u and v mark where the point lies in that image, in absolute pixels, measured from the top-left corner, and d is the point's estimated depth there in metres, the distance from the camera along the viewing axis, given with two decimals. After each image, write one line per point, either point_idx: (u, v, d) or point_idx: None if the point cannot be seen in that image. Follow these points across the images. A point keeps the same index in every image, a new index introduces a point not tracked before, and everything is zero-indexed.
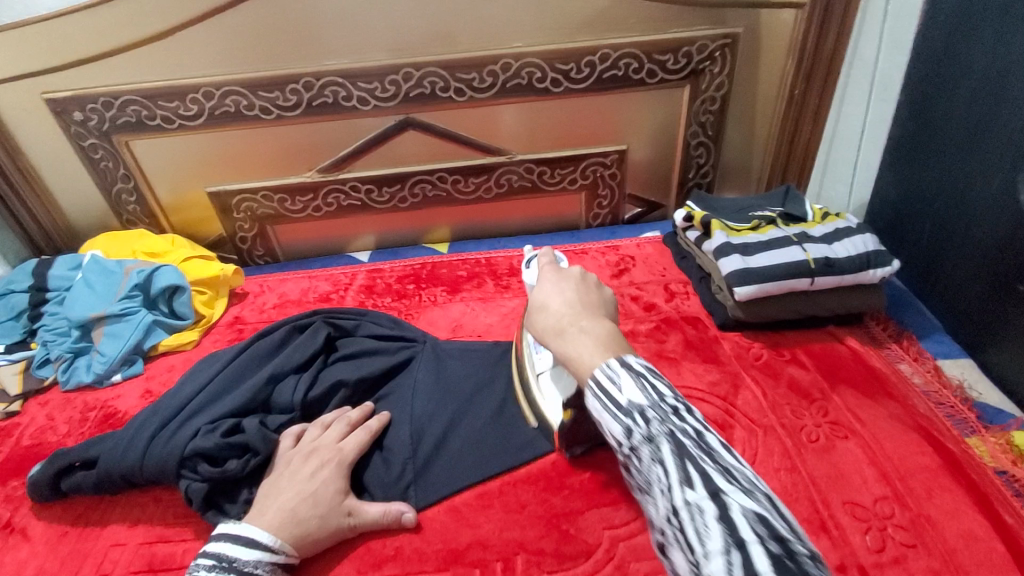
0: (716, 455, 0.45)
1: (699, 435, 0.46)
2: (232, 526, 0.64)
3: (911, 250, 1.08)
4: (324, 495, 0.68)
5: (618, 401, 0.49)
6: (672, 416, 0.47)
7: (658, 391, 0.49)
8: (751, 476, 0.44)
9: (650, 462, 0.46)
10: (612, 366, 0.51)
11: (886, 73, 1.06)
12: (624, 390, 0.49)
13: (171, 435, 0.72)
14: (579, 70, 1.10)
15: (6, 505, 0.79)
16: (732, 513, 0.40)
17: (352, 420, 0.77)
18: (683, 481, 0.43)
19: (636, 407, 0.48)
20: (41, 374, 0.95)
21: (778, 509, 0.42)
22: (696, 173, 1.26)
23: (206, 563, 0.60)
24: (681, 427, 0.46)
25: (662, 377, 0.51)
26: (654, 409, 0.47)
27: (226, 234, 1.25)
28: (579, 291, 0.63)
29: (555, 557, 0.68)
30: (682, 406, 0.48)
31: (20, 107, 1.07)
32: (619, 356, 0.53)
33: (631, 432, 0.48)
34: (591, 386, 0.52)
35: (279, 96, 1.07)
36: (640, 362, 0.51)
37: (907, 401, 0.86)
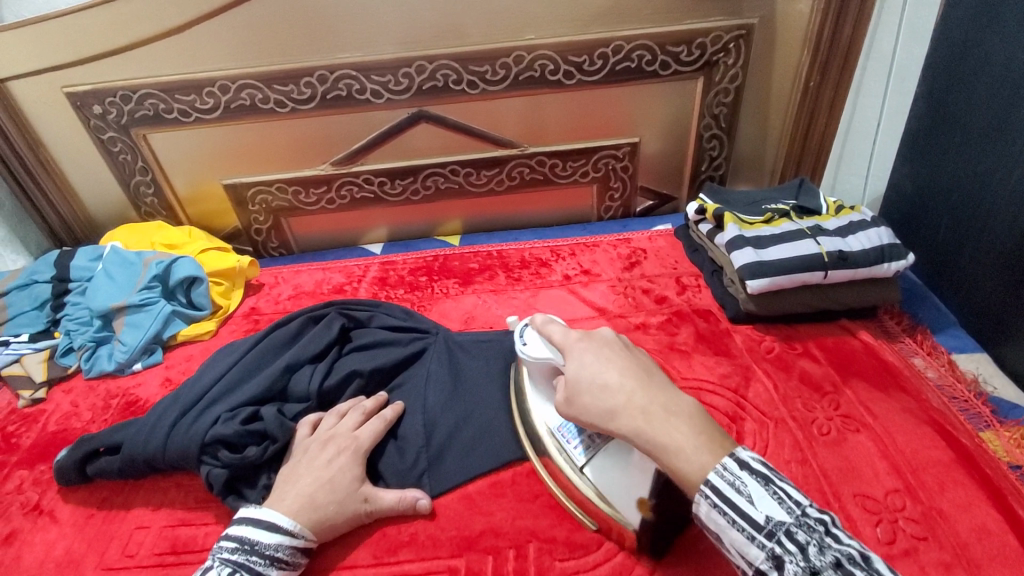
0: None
1: (857, 557, 0.47)
2: (253, 510, 0.65)
3: (927, 243, 1.07)
4: (342, 482, 0.70)
5: (754, 519, 0.50)
6: (823, 534, 0.49)
7: (793, 504, 0.50)
8: None
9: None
10: (730, 470, 0.52)
11: (903, 62, 1.07)
12: (756, 503, 0.50)
13: (192, 422, 0.74)
14: (592, 62, 1.10)
15: (34, 489, 0.81)
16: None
17: (367, 408, 0.78)
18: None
19: (777, 525, 0.50)
20: (64, 362, 0.98)
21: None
22: (709, 165, 1.26)
23: (229, 546, 0.62)
24: (843, 552, 0.47)
25: (789, 485, 0.52)
26: (801, 529, 0.49)
27: (242, 226, 1.27)
28: (625, 356, 0.64)
29: (567, 545, 0.69)
30: (825, 519, 0.50)
31: (41, 101, 1.09)
32: (730, 453, 0.54)
33: (779, 561, 0.48)
34: (707, 496, 0.52)
35: (294, 89, 1.08)
36: (757, 460, 0.53)
37: (921, 396, 0.86)
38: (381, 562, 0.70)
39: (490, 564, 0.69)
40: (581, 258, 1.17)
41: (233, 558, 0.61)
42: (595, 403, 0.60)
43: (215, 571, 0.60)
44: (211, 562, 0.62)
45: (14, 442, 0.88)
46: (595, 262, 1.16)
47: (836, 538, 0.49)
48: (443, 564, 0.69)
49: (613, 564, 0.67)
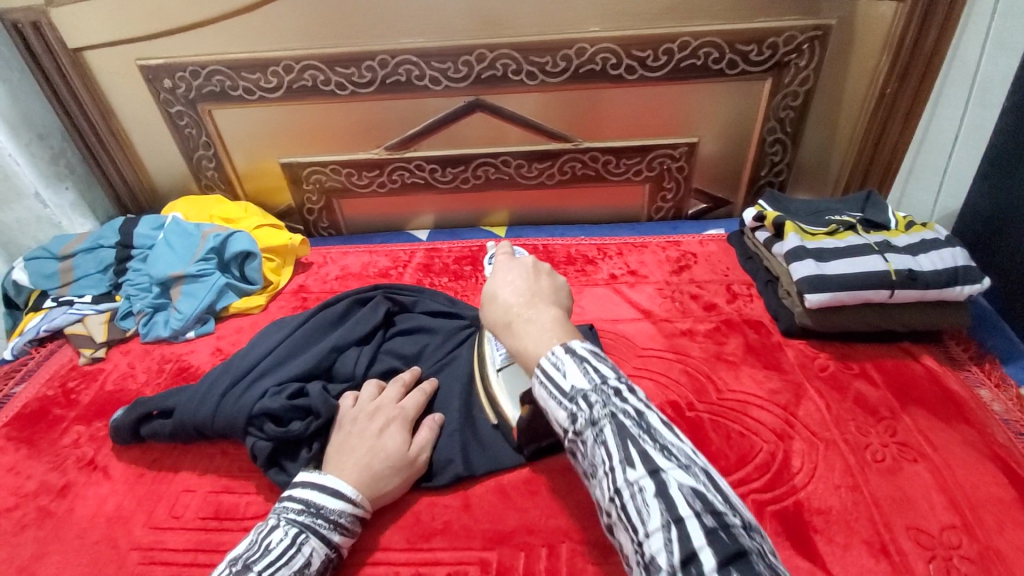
0: (657, 433, 0.48)
1: (639, 415, 0.49)
2: (317, 476, 0.67)
3: (1005, 268, 1.00)
4: (395, 452, 0.71)
5: (562, 388, 0.51)
6: (612, 395, 0.50)
7: (598, 375, 0.51)
8: (678, 439, 0.48)
9: (593, 444, 0.49)
10: (557, 355, 0.53)
11: (988, 75, 0.98)
12: (567, 376, 0.51)
13: (241, 394, 0.76)
14: (656, 58, 1.06)
15: (90, 444, 0.85)
16: (670, 490, 0.44)
17: (407, 380, 0.80)
18: (624, 463, 0.46)
19: (578, 391, 0.50)
20: (123, 325, 1.02)
21: (714, 483, 0.46)
22: (770, 170, 1.21)
23: (295, 507, 0.64)
24: (622, 408, 0.49)
25: (603, 360, 0.53)
26: (597, 393, 0.50)
27: (295, 204, 1.29)
28: (530, 280, 0.63)
29: (601, 550, 0.68)
30: (624, 386, 0.51)
31: (115, 73, 1.14)
32: (562, 342, 0.55)
33: (574, 416, 0.50)
34: (539, 374, 0.53)
35: (355, 72, 1.09)
36: (587, 347, 0.54)
37: (986, 429, 0.81)
38: (414, 547, 0.70)
39: (521, 560, 0.68)
40: (628, 258, 1.15)
41: (300, 519, 0.63)
42: (484, 309, 0.63)
43: (283, 530, 0.62)
44: (276, 520, 0.63)
45: (74, 398, 0.93)
46: (642, 263, 1.13)
47: (625, 398, 0.50)
48: (473, 555, 0.69)
49: None
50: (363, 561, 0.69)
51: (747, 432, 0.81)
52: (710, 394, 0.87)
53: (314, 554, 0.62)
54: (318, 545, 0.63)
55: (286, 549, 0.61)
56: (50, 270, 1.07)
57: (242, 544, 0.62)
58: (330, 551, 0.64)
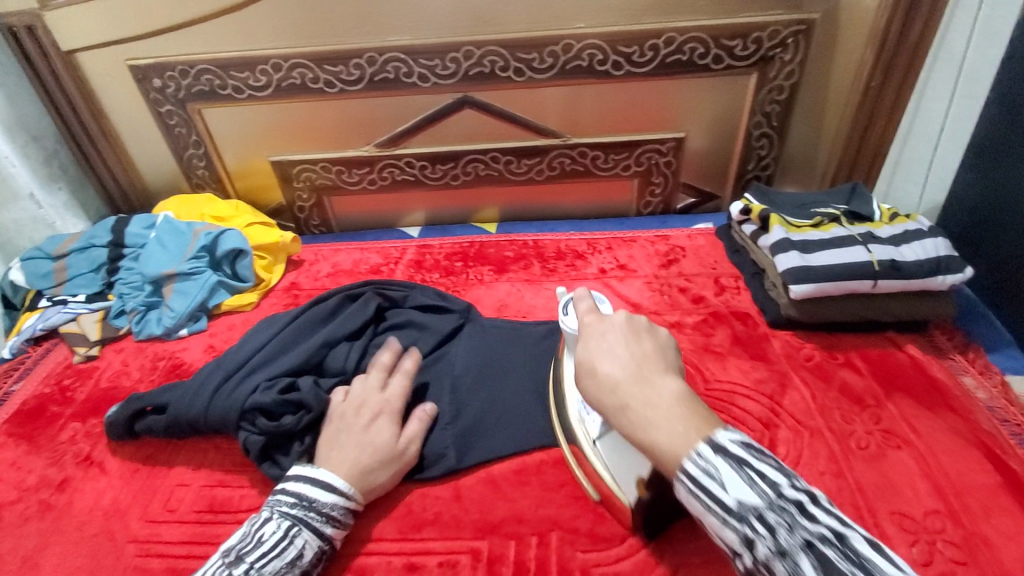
0: (868, 564, 0.45)
1: (837, 541, 0.46)
2: (308, 469, 0.69)
3: (988, 258, 1.01)
4: (383, 444, 0.72)
5: (724, 502, 0.49)
6: (796, 515, 0.48)
7: (766, 486, 0.49)
8: (895, 569, 0.45)
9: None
10: (705, 456, 0.50)
11: (974, 68, 1.00)
12: (729, 488, 0.49)
13: (233, 388, 0.77)
14: (642, 53, 1.07)
15: (85, 441, 0.86)
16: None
17: (406, 369, 0.81)
18: None
19: (749, 509, 0.48)
20: (116, 324, 1.03)
21: None
22: (756, 164, 1.22)
23: (287, 501, 0.66)
24: (815, 534, 0.47)
25: (764, 461, 0.51)
26: (773, 511, 0.48)
27: (286, 202, 1.30)
28: (630, 344, 0.60)
29: (590, 538, 0.70)
30: (803, 499, 0.49)
31: (106, 73, 1.14)
32: (707, 436, 0.52)
33: (752, 542, 0.48)
34: (684, 481, 0.51)
35: (343, 70, 1.10)
36: (737, 442, 0.51)
37: (969, 416, 0.82)
38: (406, 538, 0.71)
39: (512, 549, 0.69)
40: (617, 252, 1.16)
41: (292, 512, 0.65)
42: (592, 387, 0.60)
43: (275, 523, 0.64)
44: (269, 513, 0.65)
45: (70, 395, 0.93)
46: (631, 257, 1.15)
47: (810, 518, 0.48)
48: (465, 545, 0.70)
49: (636, 561, 0.67)
50: (355, 552, 0.70)
51: (734, 422, 0.82)
52: (698, 385, 0.88)
53: (307, 546, 0.63)
54: (311, 537, 0.64)
55: (279, 540, 0.62)
56: (46, 270, 1.08)
57: (235, 535, 0.64)
58: (323, 543, 0.65)
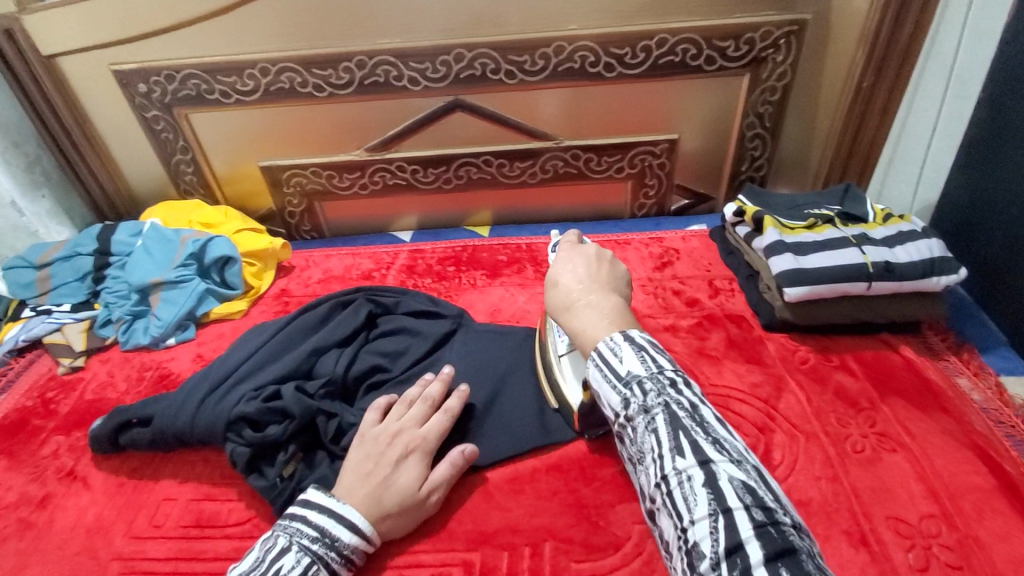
0: (709, 426, 0.52)
1: (692, 408, 0.53)
2: (338, 504, 0.65)
3: (981, 258, 1.01)
4: (407, 487, 0.68)
5: (618, 372, 0.57)
6: (668, 386, 0.55)
7: (655, 365, 0.56)
8: (731, 437, 0.52)
9: (645, 430, 0.54)
10: (615, 340, 0.59)
11: (965, 66, 0.98)
12: (624, 361, 0.57)
13: (220, 398, 0.76)
14: (634, 54, 1.07)
15: (70, 454, 0.84)
16: (720, 483, 0.48)
17: (451, 407, 0.75)
18: (674, 449, 0.51)
19: (632, 377, 0.56)
20: (102, 334, 1.01)
21: (763, 479, 0.49)
22: (750, 165, 1.22)
23: (309, 534, 0.62)
24: (676, 398, 0.54)
25: (660, 352, 0.58)
26: (651, 380, 0.55)
27: (276, 208, 1.29)
28: (591, 268, 0.70)
29: (584, 548, 0.69)
30: (678, 378, 0.56)
31: (91, 78, 1.12)
32: (622, 330, 0.61)
33: (627, 400, 0.56)
34: (594, 358, 0.60)
35: (332, 74, 1.08)
36: (643, 338, 0.59)
37: (964, 418, 0.82)
38: (397, 550, 0.70)
39: (505, 560, 0.68)
40: None
41: (313, 548, 0.62)
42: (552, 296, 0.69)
43: (295, 557, 0.60)
44: (288, 543, 0.61)
45: (53, 408, 0.92)
46: (625, 260, 1.14)
47: (678, 390, 0.55)
48: (457, 556, 0.69)
49: (630, 570, 0.66)
50: None
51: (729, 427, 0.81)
52: None
53: None
54: None
55: None
56: (28, 280, 1.06)
57: (245, 562, 0.61)
58: None
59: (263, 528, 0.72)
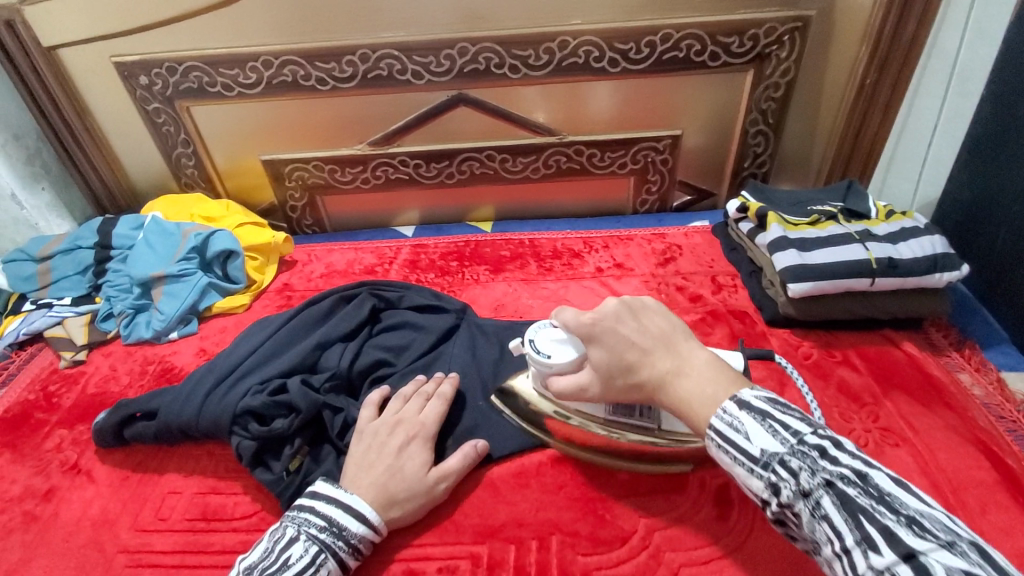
0: (891, 501, 0.46)
1: (861, 480, 0.48)
2: (344, 493, 0.66)
3: (982, 255, 1.02)
4: (414, 475, 0.69)
5: (751, 453, 0.52)
6: (816, 458, 0.50)
7: (789, 434, 0.52)
8: (922, 506, 0.46)
9: (811, 518, 0.49)
10: (730, 413, 0.55)
11: (966, 65, 1.00)
12: (753, 439, 0.53)
13: (226, 392, 0.76)
14: (638, 50, 1.06)
15: (73, 448, 0.84)
16: (935, 573, 0.41)
17: (447, 395, 0.77)
18: (862, 541, 0.45)
19: (771, 456, 0.51)
20: (104, 327, 1.01)
21: (987, 558, 0.42)
22: (752, 162, 1.22)
23: (317, 523, 0.64)
24: (837, 474, 0.49)
25: (792, 417, 0.53)
26: (795, 457, 0.51)
27: (277, 202, 1.28)
28: (644, 327, 0.64)
29: (591, 541, 0.69)
30: (826, 444, 0.51)
31: (90, 70, 1.11)
32: (733, 396, 0.56)
33: (778, 488, 0.51)
34: (713, 437, 0.55)
35: (335, 67, 1.08)
36: (761, 399, 0.55)
37: (966, 413, 0.83)
38: (406, 542, 0.70)
39: (513, 553, 0.69)
40: (614, 251, 1.15)
41: (321, 537, 0.63)
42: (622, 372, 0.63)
43: (303, 546, 0.62)
44: (296, 533, 0.63)
45: (56, 402, 0.91)
46: (628, 256, 1.14)
47: (834, 460, 0.50)
48: (464, 550, 0.69)
49: (638, 563, 0.67)
50: None
51: None
52: None
53: None
54: (334, 568, 0.62)
55: (305, 567, 0.60)
56: (29, 272, 1.06)
57: (256, 552, 0.62)
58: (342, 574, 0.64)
59: (270, 521, 0.72)
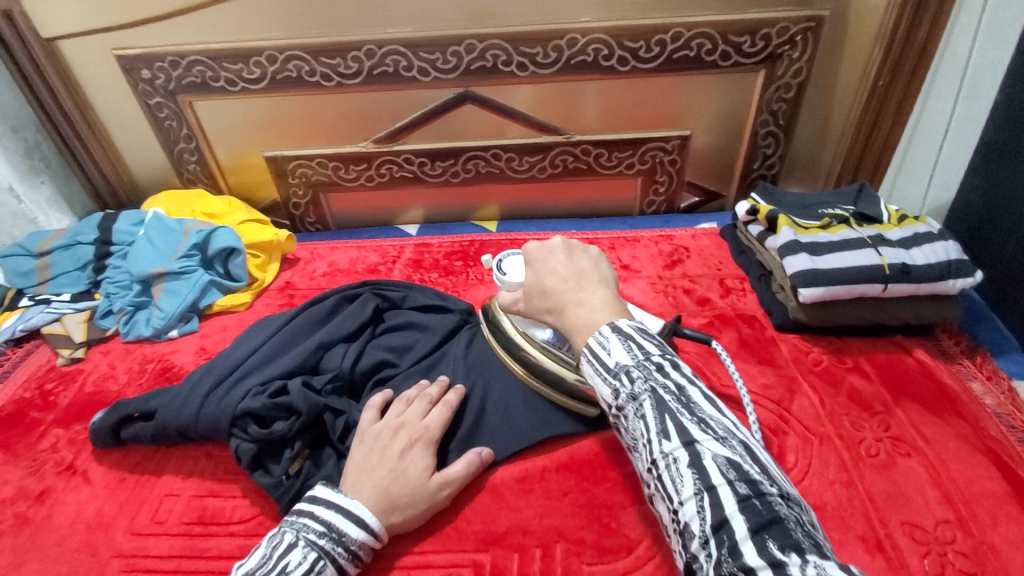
0: (695, 406, 0.50)
1: (679, 389, 0.51)
2: (344, 498, 0.65)
3: (996, 261, 1.00)
4: (418, 480, 0.68)
5: (607, 364, 0.54)
6: (653, 371, 0.52)
7: (641, 351, 0.53)
8: (718, 413, 0.50)
9: (634, 418, 0.51)
10: (604, 334, 0.56)
11: (978, 68, 0.97)
12: (612, 353, 0.54)
13: (225, 393, 0.74)
14: (648, 48, 1.05)
15: (69, 448, 0.82)
16: (704, 460, 0.47)
17: (443, 399, 0.75)
18: (661, 434, 0.49)
19: (620, 367, 0.53)
20: (103, 325, 0.99)
21: (750, 454, 0.47)
22: (762, 163, 1.20)
23: (316, 529, 0.62)
24: (662, 383, 0.51)
25: (648, 338, 0.55)
26: (640, 369, 0.52)
27: (281, 199, 1.26)
28: (569, 262, 0.65)
29: (596, 550, 0.67)
30: (665, 362, 0.53)
31: (92, 62, 1.10)
32: (610, 322, 0.57)
33: (618, 393, 0.53)
34: (586, 353, 0.56)
35: (341, 63, 1.06)
36: (631, 326, 0.56)
37: (979, 423, 0.81)
38: (407, 549, 0.69)
39: (515, 561, 0.67)
40: (620, 253, 1.14)
41: (320, 543, 0.61)
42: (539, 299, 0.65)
43: (302, 552, 0.60)
44: (295, 539, 0.61)
45: (53, 400, 0.90)
46: (634, 258, 1.12)
47: (666, 373, 0.52)
48: (466, 557, 0.68)
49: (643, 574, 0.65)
50: None
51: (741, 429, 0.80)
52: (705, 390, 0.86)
53: None
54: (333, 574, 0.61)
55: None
56: (27, 268, 1.04)
57: (254, 558, 0.60)
58: None
59: (268, 526, 0.70)
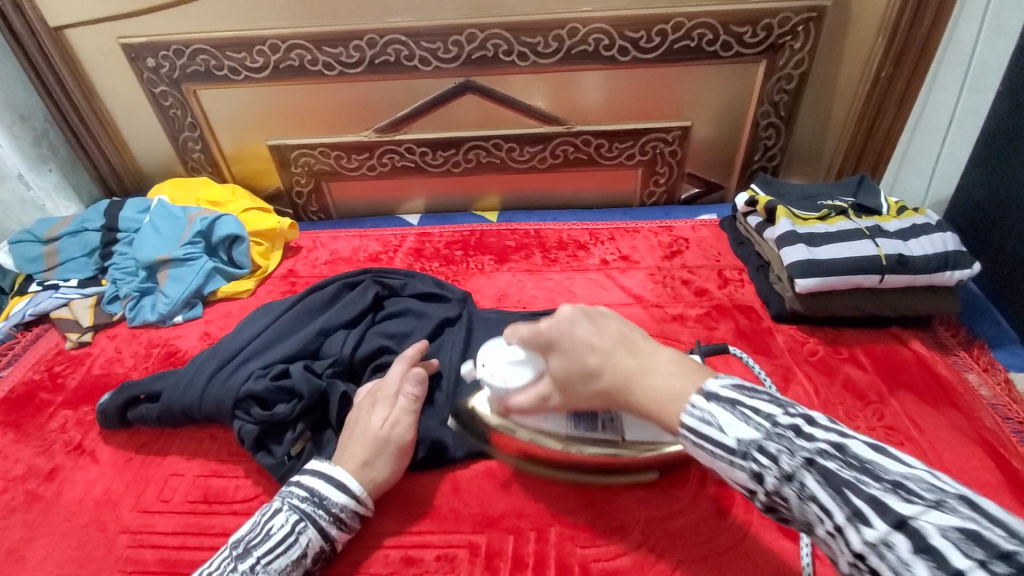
0: (872, 467, 0.42)
1: (840, 453, 0.44)
2: (327, 465, 0.67)
3: (995, 254, 1.00)
4: (376, 430, 0.69)
5: (727, 444, 0.49)
6: (792, 439, 0.46)
7: (762, 418, 0.48)
8: (905, 468, 0.41)
9: (800, 501, 0.44)
10: (700, 407, 0.51)
11: (983, 60, 0.97)
12: (727, 429, 0.49)
13: (228, 376, 0.76)
14: (649, 39, 1.05)
15: (77, 429, 0.84)
16: (930, 539, 0.37)
17: (411, 357, 0.77)
18: (851, 516, 0.41)
19: (748, 444, 0.47)
20: (109, 310, 1.01)
21: (984, 512, 0.37)
22: (763, 155, 1.20)
23: (299, 493, 0.65)
24: (814, 449, 0.44)
25: (759, 398, 0.50)
26: (772, 440, 0.47)
27: (284, 187, 1.28)
28: (604, 331, 0.61)
29: (590, 533, 0.69)
30: (799, 422, 0.47)
31: (97, 51, 1.11)
32: (699, 387, 0.53)
33: (760, 475, 0.47)
34: (687, 436, 0.52)
35: (343, 52, 1.07)
36: (727, 387, 0.51)
37: (973, 414, 0.81)
38: (404, 530, 0.70)
39: (511, 543, 0.69)
40: (620, 243, 1.14)
41: (302, 507, 0.64)
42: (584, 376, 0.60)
43: (285, 514, 0.63)
44: (281, 503, 0.64)
45: (61, 382, 0.92)
46: (634, 248, 1.13)
47: (809, 436, 0.46)
48: (463, 538, 0.70)
49: (636, 557, 0.66)
50: (351, 546, 0.69)
51: None
52: None
53: (310, 545, 0.62)
54: (315, 536, 0.63)
55: (285, 536, 0.62)
56: (35, 254, 1.06)
57: (246, 523, 0.64)
58: (325, 543, 0.64)
59: None
